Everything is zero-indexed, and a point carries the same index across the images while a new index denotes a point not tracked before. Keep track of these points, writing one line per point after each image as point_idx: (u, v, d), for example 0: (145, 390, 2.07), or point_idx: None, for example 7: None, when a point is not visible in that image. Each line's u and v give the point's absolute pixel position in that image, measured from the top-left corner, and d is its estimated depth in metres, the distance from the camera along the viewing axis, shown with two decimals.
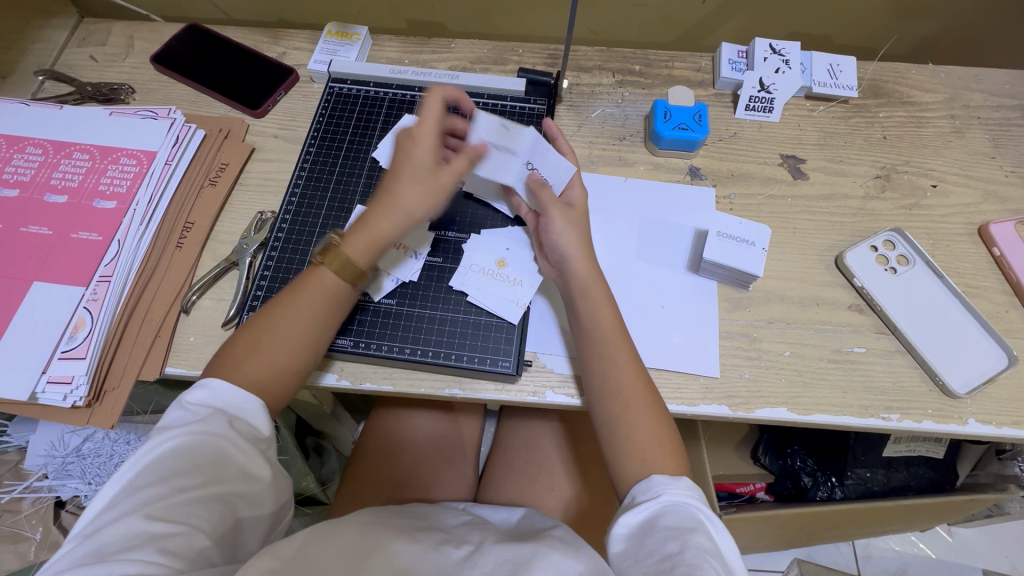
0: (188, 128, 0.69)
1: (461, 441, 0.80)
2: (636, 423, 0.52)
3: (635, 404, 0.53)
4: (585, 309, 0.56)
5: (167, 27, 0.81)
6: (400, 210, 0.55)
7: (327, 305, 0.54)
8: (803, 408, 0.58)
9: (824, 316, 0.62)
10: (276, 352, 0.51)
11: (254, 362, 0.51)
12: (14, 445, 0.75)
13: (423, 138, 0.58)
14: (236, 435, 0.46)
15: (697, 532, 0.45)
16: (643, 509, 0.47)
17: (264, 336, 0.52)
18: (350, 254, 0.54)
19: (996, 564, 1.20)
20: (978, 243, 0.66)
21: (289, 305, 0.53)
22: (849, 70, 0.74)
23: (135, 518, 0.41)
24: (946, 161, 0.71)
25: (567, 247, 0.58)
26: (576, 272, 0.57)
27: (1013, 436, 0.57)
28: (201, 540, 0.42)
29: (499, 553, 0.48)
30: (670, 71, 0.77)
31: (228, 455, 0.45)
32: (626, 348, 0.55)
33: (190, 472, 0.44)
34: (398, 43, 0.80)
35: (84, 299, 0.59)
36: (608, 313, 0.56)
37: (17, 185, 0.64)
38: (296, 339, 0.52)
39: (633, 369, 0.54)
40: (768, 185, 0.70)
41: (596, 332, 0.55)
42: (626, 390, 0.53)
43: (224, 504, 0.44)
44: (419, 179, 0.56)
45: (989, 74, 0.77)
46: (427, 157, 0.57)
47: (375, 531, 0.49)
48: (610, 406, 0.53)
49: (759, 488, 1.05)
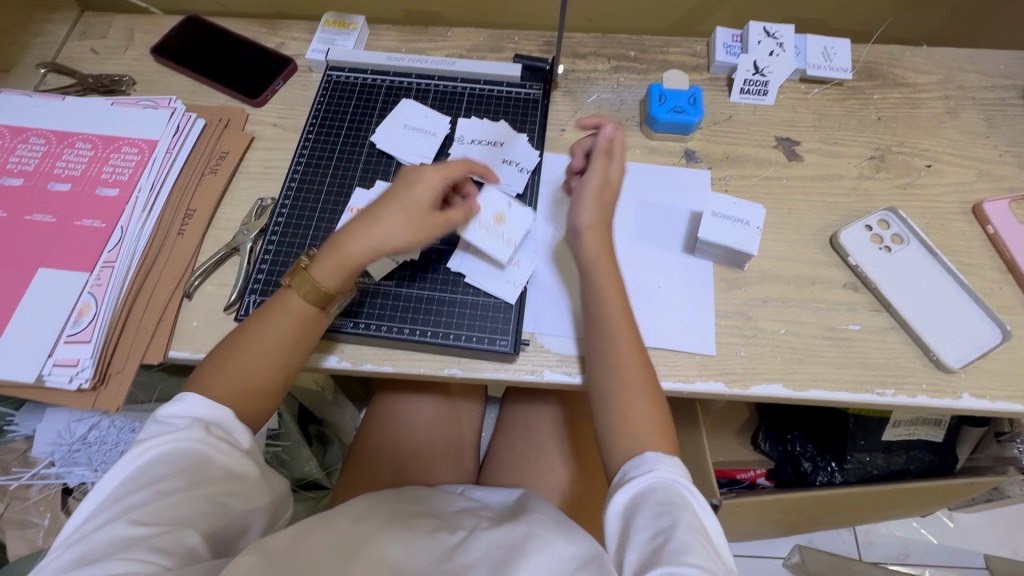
0: (189, 117, 0.70)
1: (461, 424, 0.81)
2: (631, 397, 0.53)
3: (631, 380, 0.54)
4: (597, 281, 0.57)
5: (166, 20, 0.82)
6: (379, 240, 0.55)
7: (289, 332, 0.54)
8: (798, 385, 0.58)
9: (819, 295, 0.63)
10: (238, 371, 0.53)
11: (215, 380, 0.52)
12: (21, 434, 0.77)
13: (428, 176, 0.57)
14: (214, 438, 0.48)
15: (686, 512, 0.46)
16: (638, 484, 0.48)
17: (229, 358, 0.53)
18: (316, 283, 0.55)
19: (997, 549, 1.21)
20: (973, 222, 0.67)
21: (261, 327, 0.54)
22: (843, 53, 0.75)
23: (122, 523, 0.42)
24: (941, 142, 0.72)
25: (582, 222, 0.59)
26: (586, 245, 0.59)
27: (1008, 410, 0.58)
28: (189, 537, 0.43)
29: (491, 539, 0.49)
30: (664, 56, 0.78)
31: (208, 458, 0.47)
32: (627, 325, 0.56)
33: (174, 476, 0.45)
34: (394, 32, 0.81)
35: (89, 284, 0.60)
36: (618, 294, 0.57)
37: (21, 174, 0.65)
38: (259, 357, 0.53)
39: (634, 347, 0.55)
40: (763, 166, 0.70)
41: (605, 305, 0.56)
42: (627, 365, 0.54)
43: (212, 507, 0.46)
44: (410, 214, 0.56)
45: (983, 55, 0.77)
46: (425, 197, 0.56)
47: (367, 521, 0.51)
48: (605, 379, 0.54)
49: (760, 474, 1.07)
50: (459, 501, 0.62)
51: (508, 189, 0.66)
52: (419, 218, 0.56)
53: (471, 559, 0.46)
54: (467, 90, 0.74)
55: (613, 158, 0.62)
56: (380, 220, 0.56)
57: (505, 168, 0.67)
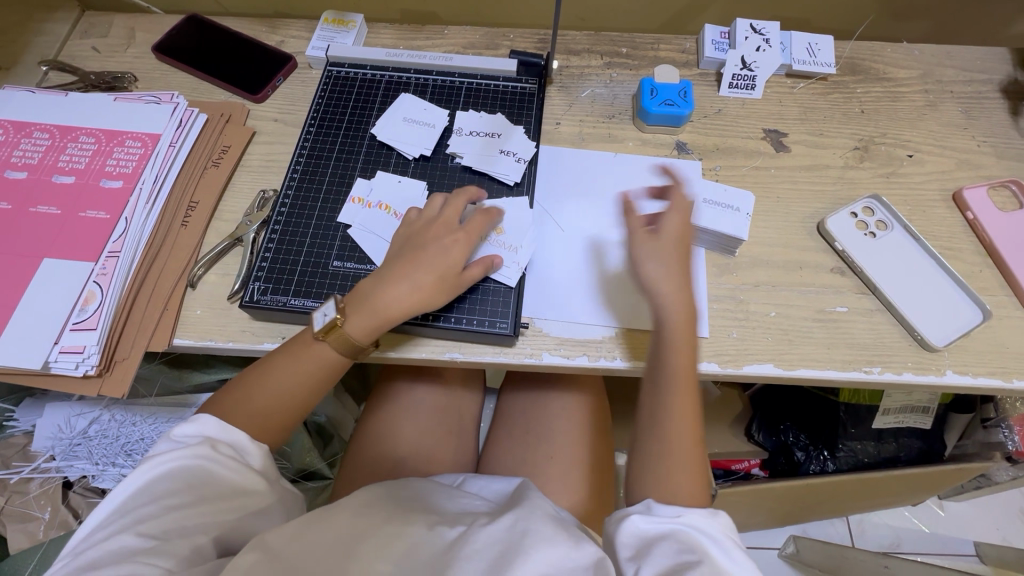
0: (192, 112, 0.71)
1: (460, 413, 0.82)
2: (673, 474, 0.53)
3: (683, 452, 0.53)
4: (670, 341, 0.56)
5: (166, 19, 0.84)
6: (413, 301, 0.56)
7: (316, 380, 0.56)
8: (788, 364, 0.60)
9: (807, 279, 0.65)
10: (262, 408, 0.54)
11: (240, 415, 0.54)
12: (19, 429, 0.77)
13: (458, 239, 0.59)
14: (223, 457, 0.49)
15: (709, 557, 0.46)
16: (661, 520, 0.50)
17: (255, 395, 0.54)
18: (350, 340, 0.56)
19: (987, 536, 1.24)
20: (953, 208, 0.69)
21: (289, 372, 0.55)
22: (826, 49, 0.78)
23: (131, 535, 0.44)
24: (921, 133, 0.75)
25: (655, 281, 0.57)
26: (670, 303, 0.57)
27: (989, 386, 0.60)
28: (198, 546, 0.46)
29: (492, 531, 0.48)
30: (656, 53, 0.81)
31: (216, 475, 0.48)
32: (691, 393, 0.55)
33: (183, 491, 0.47)
34: (392, 30, 0.83)
35: (94, 274, 0.60)
36: (687, 360, 0.56)
37: (25, 168, 0.66)
38: (285, 397, 0.55)
39: (693, 412, 0.55)
40: (752, 157, 0.72)
41: (674, 366, 0.55)
42: (677, 438, 0.54)
43: (219, 519, 0.48)
44: (441, 276, 0.57)
45: (960, 51, 0.81)
46: (456, 259, 0.58)
47: (368, 514, 0.51)
48: (655, 444, 0.54)
49: (754, 464, 1.11)
50: (458, 495, 0.62)
51: (509, 179, 0.68)
52: (449, 280, 0.57)
53: (471, 553, 0.46)
54: (464, 85, 0.76)
55: (677, 210, 0.61)
56: (409, 281, 0.56)
57: (504, 159, 0.69)
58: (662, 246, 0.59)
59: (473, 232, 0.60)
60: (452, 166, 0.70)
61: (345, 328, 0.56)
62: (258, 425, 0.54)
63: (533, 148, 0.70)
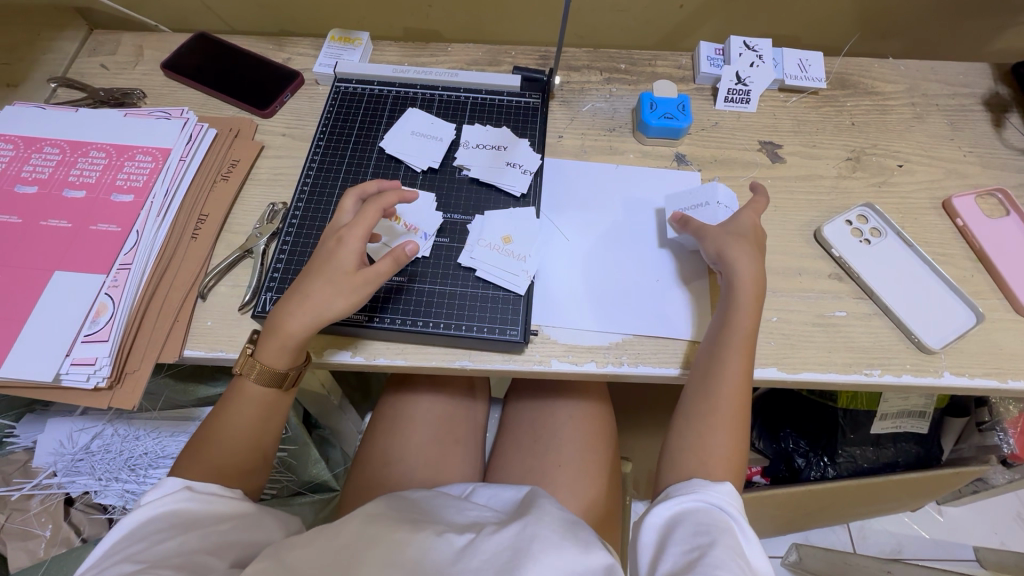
0: (202, 127, 0.72)
1: (466, 424, 0.82)
2: (712, 435, 0.55)
3: (730, 412, 0.56)
4: (739, 303, 0.59)
5: (174, 37, 0.85)
6: (309, 309, 0.55)
7: (256, 414, 0.56)
8: (791, 367, 0.62)
9: (807, 284, 0.67)
10: (213, 457, 0.54)
11: (193, 468, 0.53)
12: (20, 445, 0.76)
13: (349, 240, 0.56)
14: (202, 491, 0.51)
15: (726, 531, 0.47)
16: (679, 505, 0.51)
17: (202, 446, 0.55)
18: (267, 365, 0.56)
19: (985, 541, 1.25)
20: (943, 216, 0.72)
21: (228, 414, 0.56)
22: (816, 64, 0.81)
23: (126, 562, 0.43)
24: (911, 144, 0.77)
25: (738, 257, 0.60)
26: (743, 267, 0.60)
27: (986, 386, 0.62)
28: (198, 559, 0.45)
29: (498, 539, 0.48)
30: (653, 69, 0.83)
31: (202, 504, 0.49)
32: (744, 357, 0.57)
33: (172, 522, 0.47)
34: (397, 48, 0.85)
35: (105, 286, 0.61)
36: (750, 325, 0.58)
37: (36, 182, 0.67)
38: (233, 439, 0.55)
39: (745, 376, 0.57)
40: (749, 168, 0.75)
41: (737, 329, 0.58)
42: (726, 410, 0.56)
43: (211, 539, 0.47)
44: (336, 282, 0.55)
45: (943, 67, 0.84)
46: (347, 260, 0.56)
47: (376, 522, 0.50)
48: (698, 404, 0.57)
49: (755, 472, 1.12)
50: (462, 504, 0.61)
51: (515, 191, 0.70)
52: (348, 281, 0.55)
53: (480, 562, 0.46)
54: (469, 100, 0.78)
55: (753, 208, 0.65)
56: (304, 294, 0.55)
57: (510, 171, 0.71)
58: (730, 234, 0.62)
59: (360, 223, 0.57)
60: (459, 177, 0.71)
61: (260, 357, 0.56)
62: (213, 472, 0.54)
63: (539, 159, 0.72)
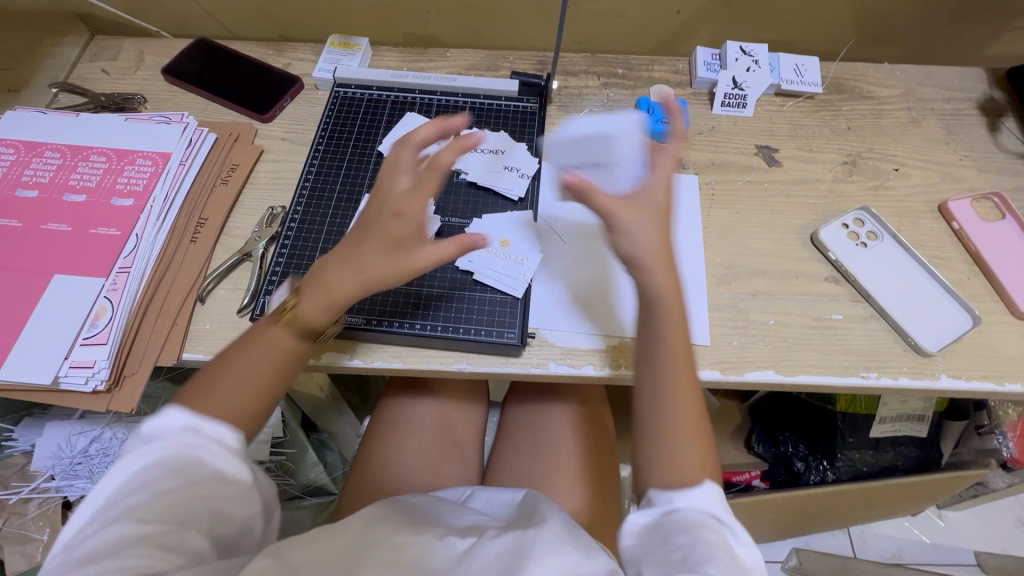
0: (202, 132, 0.73)
1: (464, 427, 0.82)
2: (670, 459, 0.49)
3: (681, 435, 0.50)
4: (659, 315, 0.52)
5: (175, 43, 0.86)
6: (356, 272, 0.50)
7: (282, 357, 0.52)
8: (788, 370, 0.62)
9: (804, 288, 0.67)
10: (229, 393, 0.49)
11: (206, 402, 0.48)
12: (19, 449, 0.77)
13: (414, 200, 0.50)
14: (208, 440, 0.46)
15: (710, 529, 0.45)
16: (658, 508, 0.48)
17: (221, 376, 0.50)
18: (305, 318, 0.51)
19: (986, 546, 1.24)
20: (939, 219, 0.72)
21: (253, 353, 0.51)
22: (812, 69, 0.81)
23: (124, 523, 0.41)
24: (906, 148, 0.78)
25: (645, 244, 0.51)
26: (658, 274, 0.51)
27: (982, 389, 0.62)
28: (192, 537, 0.42)
29: (500, 543, 0.48)
30: (650, 74, 0.84)
31: (206, 460, 0.45)
32: (680, 372, 0.51)
33: (171, 476, 0.44)
34: (396, 53, 0.86)
35: (104, 289, 0.61)
36: (676, 330, 0.52)
37: (36, 187, 0.67)
38: (251, 377, 0.50)
39: (684, 394, 0.51)
40: (746, 172, 0.75)
41: (661, 341, 0.52)
42: (676, 434, 0.50)
43: (207, 509, 0.44)
44: (393, 248, 0.50)
45: (938, 71, 0.85)
46: (416, 225, 0.50)
47: (376, 525, 0.51)
48: (645, 431, 0.51)
49: (755, 475, 1.09)
50: (461, 510, 0.61)
51: (512, 195, 0.70)
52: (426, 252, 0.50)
53: (480, 565, 0.46)
54: (467, 104, 0.78)
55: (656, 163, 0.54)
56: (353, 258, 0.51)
57: (508, 175, 0.71)
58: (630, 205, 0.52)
59: (421, 185, 0.50)
60: (457, 181, 0.72)
61: (298, 310, 0.51)
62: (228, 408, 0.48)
63: (538, 163, 0.73)
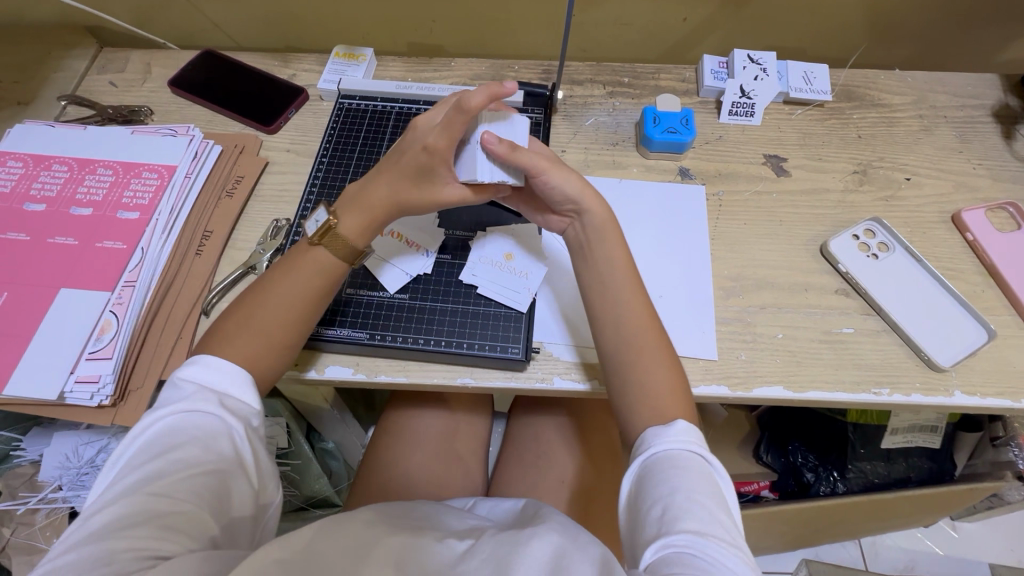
0: (207, 144, 0.73)
1: (468, 438, 0.82)
2: (645, 376, 0.53)
3: (648, 352, 0.54)
4: (601, 246, 0.58)
5: (181, 54, 0.86)
6: (392, 195, 0.58)
7: (321, 285, 0.56)
8: (797, 386, 0.61)
9: (813, 300, 0.66)
10: (265, 322, 0.53)
11: (246, 334, 0.53)
12: (27, 459, 0.77)
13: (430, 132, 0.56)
14: (229, 411, 0.48)
15: (691, 471, 0.47)
16: (640, 465, 0.49)
17: (255, 309, 0.54)
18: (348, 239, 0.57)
19: (1002, 558, 1.21)
20: (953, 230, 0.71)
21: (289, 281, 0.55)
22: (822, 77, 0.80)
23: (139, 496, 0.42)
24: (918, 157, 0.76)
25: (568, 188, 0.57)
26: (591, 207, 0.58)
27: (998, 406, 0.60)
28: (200, 513, 0.43)
29: (497, 542, 0.48)
30: (656, 82, 0.83)
31: (223, 433, 0.47)
32: (636, 291, 0.56)
33: (187, 448, 0.45)
34: (401, 63, 0.85)
35: (110, 303, 0.61)
36: (619, 253, 0.58)
37: (44, 201, 0.68)
38: (286, 310, 0.54)
39: (640, 311, 0.56)
40: (754, 182, 0.74)
41: (609, 270, 0.57)
42: (641, 352, 0.54)
43: (216, 487, 0.44)
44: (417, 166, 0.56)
45: (950, 78, 0.83)
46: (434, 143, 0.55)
47: (379, 524, 0.50)
48: (620, 352, 0.55)
49: (763, 486, 1.04)
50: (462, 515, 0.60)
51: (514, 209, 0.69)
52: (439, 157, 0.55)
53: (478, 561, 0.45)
54: None
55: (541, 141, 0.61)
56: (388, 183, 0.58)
57: None
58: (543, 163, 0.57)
59: (449, 122, 0.53)
60: None
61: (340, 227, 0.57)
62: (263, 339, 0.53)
63: None
